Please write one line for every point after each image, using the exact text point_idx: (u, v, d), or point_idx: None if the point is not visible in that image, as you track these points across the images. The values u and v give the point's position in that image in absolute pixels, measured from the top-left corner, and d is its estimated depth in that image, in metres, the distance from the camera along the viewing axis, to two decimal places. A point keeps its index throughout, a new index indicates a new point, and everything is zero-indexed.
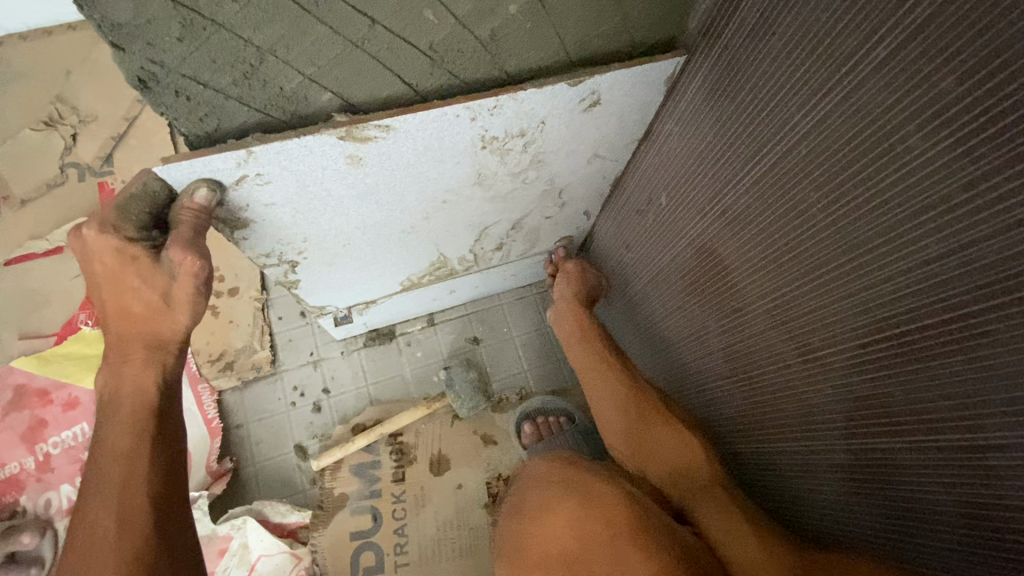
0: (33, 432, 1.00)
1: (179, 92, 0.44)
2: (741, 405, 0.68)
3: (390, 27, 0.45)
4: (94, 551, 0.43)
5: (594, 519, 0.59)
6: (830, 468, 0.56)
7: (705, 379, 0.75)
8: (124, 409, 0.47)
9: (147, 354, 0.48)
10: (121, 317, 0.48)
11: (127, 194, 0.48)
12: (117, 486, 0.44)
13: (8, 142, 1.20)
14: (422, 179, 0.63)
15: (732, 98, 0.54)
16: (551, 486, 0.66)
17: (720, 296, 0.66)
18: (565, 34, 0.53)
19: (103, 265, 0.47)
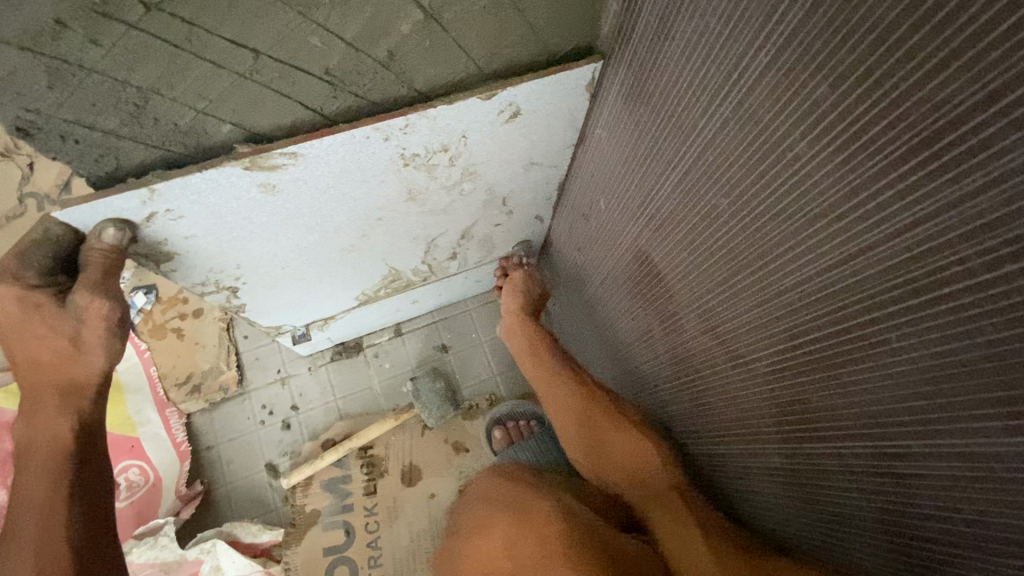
0: (3, 466, 1.01)
1: (66, 137, 0.43)
2: (687, 408, 0.68)
3: (277, 57, 0.44)
4: None
5: (525, 537, 0.61)
6: (767, 472, 0.56)
7: (656, 381, 0.74)
8: (37, 458, 0.47)
9: (62, 401, 0.49)
10: (31, 366, 0.48)
11: (29, 242, 0.48)
12: (33, 535, 0.45)
13: None
14: (348, 200, 0.63)
15: (645, 103, 0.53)
16: (489, 506, 0.68)
17: (659, 301, 0.65)
18: (471, 49, 0.51)
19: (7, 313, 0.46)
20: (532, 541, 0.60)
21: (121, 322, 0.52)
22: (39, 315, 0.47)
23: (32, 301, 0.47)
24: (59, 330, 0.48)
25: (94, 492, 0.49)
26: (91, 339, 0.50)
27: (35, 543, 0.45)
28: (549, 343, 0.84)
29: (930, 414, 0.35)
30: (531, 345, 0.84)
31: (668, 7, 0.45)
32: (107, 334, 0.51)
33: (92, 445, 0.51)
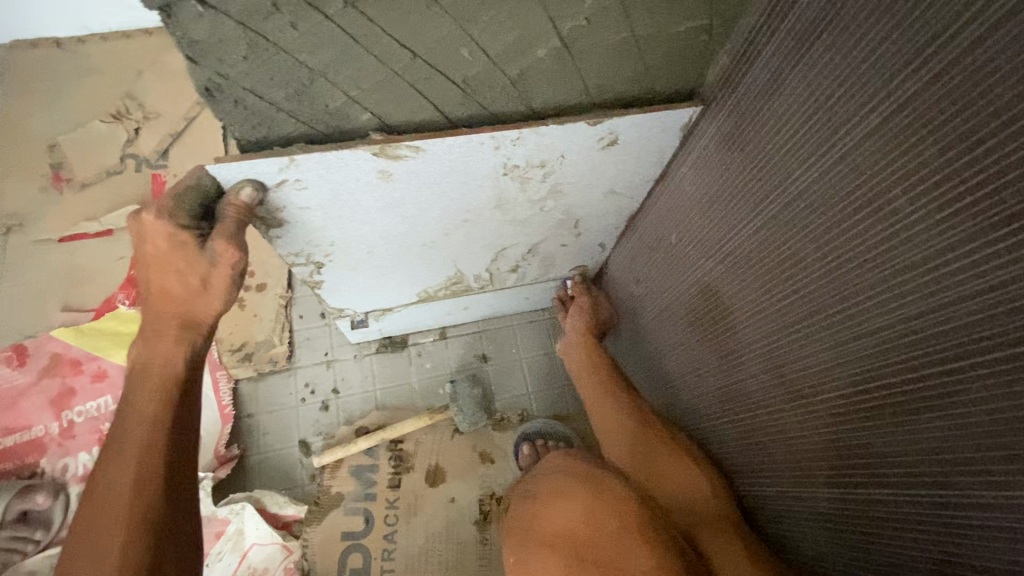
0: (61, 399, 1.07)
1: (237, 102, 0.49)
2: (734, 445, 0.70)
3: (430, 61, 0.50)
4: (113, 502, 0.49)
5: (604, 512, 0.66)
6: (814, 514, 0.57)
7: (702, 416, 0.76)
8: (152, 379, 0.54)
9: (181, 331, 0.57)
10: (162, 296, 0.56)
11: (182, 188, 0.55)
12: (139, 446, 0.51)
13: (77, 131, 1.30)
14: (444, 199, 0.68)
15: (737, 149, 0.57)
16: (569, 476, 0.73)
17: (720, 337, 0.68)
18: (588, 78, 0.57)
19: (154, 244, 0.54)
20: (610, 529, 0.64)
21: (238, 275, 0.59)
22: (180, 252, 0.54)
23: (175, 236, 0.54)
24: (192, 267, 0.55)
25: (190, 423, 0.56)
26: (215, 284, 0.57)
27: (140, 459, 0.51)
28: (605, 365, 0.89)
29: (1001, 466, 0.37)
30: (589, 364, 0.90)
31: (781, 65, 0.49)
32: (228, 281, 0.58)
33: (193, 377, 0.58)
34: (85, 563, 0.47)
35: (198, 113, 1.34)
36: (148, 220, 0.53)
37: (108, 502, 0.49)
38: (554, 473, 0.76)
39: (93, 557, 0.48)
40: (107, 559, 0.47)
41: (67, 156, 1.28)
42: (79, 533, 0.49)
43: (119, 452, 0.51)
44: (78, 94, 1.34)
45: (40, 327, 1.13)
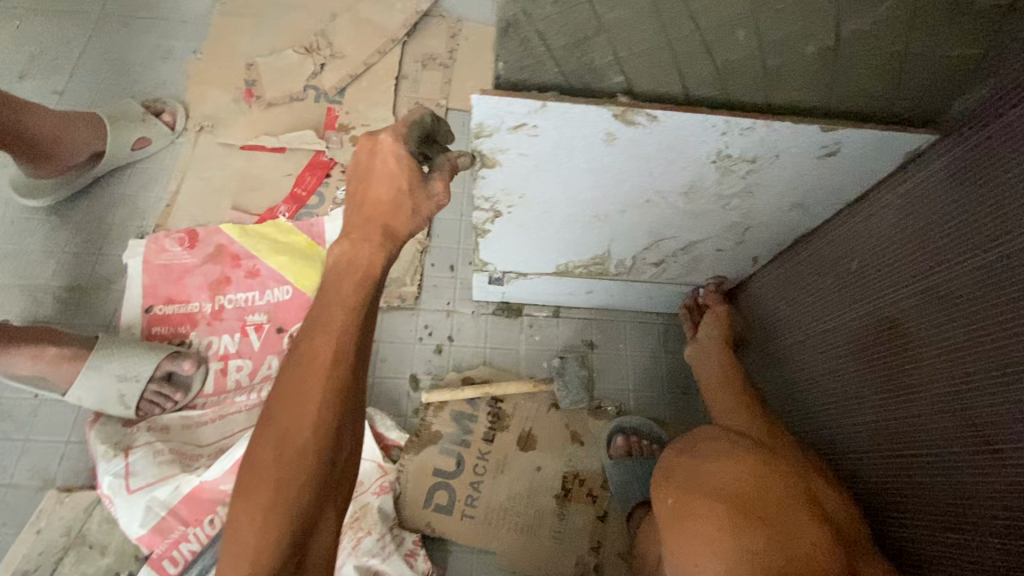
0: (218, 284, 1.19)
1: (522, 41, 0.54)
2: (883, 472, 0.72)
3: (706, 38, 0.54)
4: (315, 364, 0.58)
5: (775, 483, 0.69)
6: (983, 549, 0.59)
7: (845, 441, 0.78)
8: (354, 271, 0.62)
9: (383, 237, 0.64)
10: (374, 207, 0.64)
11: (411, 121, 0.67)
12: (340, 325, 0.60)
13: (273, 56, 1.44)
14: (644, 173, 0.70)
15: (982, 196, 0.61)
16: (735, 443, 0.75)
17: (896, 367, 0.70)
18: (836, 84, 0.58)
19: (382, 161, 0.65)
20: (779, 501, 0.68)
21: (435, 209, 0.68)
22: (399, 171, 0.64)
23: (400, 158, 0.64)
24: (408, 188, 0.65)
25: (371, 320, 0.64)
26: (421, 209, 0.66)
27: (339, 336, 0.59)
28: (737, 375, 0.90)
29: None
30: (721, 372, 0.92)
31: None
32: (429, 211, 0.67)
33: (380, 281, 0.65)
34: (291, 411, 0.56)
35: (376, 61, 1.45)
36: (386, 139, 0.64)
37: (312, 368, 0.58)
38: (717, 437, 0.77)
39: (298, 408, 0.56)
40: (305, 409, 0.56)
41: (260, 76, 1.42)
42: (282, 385, 0.58)
43: (324, 330, 0.59)
44: (279, 25, 1.48)
45: (212, 219, 1.26)
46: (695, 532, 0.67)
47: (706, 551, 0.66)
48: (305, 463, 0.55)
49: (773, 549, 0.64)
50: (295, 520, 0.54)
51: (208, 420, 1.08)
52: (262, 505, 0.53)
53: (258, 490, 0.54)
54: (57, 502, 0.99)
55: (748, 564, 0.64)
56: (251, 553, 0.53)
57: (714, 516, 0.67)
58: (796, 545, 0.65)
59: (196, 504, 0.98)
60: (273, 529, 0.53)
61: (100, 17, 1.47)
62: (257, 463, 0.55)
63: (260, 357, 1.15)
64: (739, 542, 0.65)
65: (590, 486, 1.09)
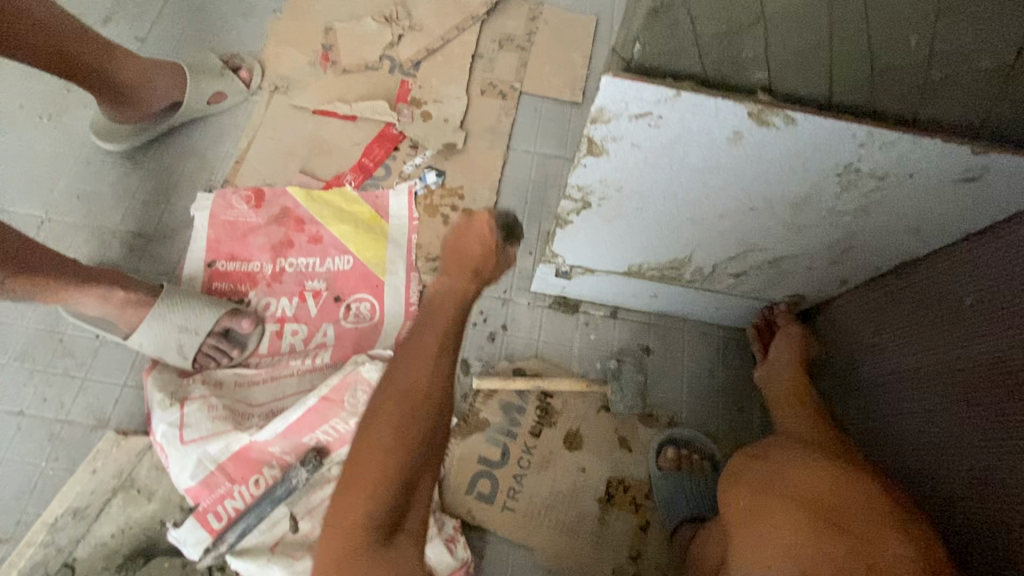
0: (280, 247, 1.19)
1: (670, 25, 0.51)
2: (986, 521, 0.67)
3: (873, 37, 0.50)
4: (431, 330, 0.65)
5: (854, 491, 0.66)
6: None
7: (939, 483, 0.74)
8: (468, 259, 0.72)
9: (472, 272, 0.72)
10: (464, 255, 0.72)
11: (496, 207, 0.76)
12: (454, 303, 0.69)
13: (351, 22, 1.43)
14: (759, 178, 0.66)
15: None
16: (811, 451, 0.74)
17: (1011, 411, 0.66)
18: (997, 103, 0.54)
19: (469, 228, 0.73)
20: (860, 510, 0.65)
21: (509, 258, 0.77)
22: (484, 235, 0.73)
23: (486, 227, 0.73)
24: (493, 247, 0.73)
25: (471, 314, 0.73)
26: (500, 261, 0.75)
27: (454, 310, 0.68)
28: (815, 402, 0.86)
29: None
30: (795, 397, 0.88)
31: None
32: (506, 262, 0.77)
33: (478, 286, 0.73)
34: (412, 362, 0.62)
35: (454, 37, 1.42)
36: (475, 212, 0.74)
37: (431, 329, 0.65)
38: (792, 446, 0.76)
39: (417, 360, 0.62)
40: (424, 367, 0.62)
41: (337, 41, 1.40)
42: (402, 348, 0.64)
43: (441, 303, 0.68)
44: None
45: (279, 180, 1.26)
46: (766, 531, 0.67)
47: (779, 550, 0.65)
48: (421, 414, 0.60)
49: (853, 558, 0.61)
50: (409, 461, 0.58)
51: (260, 380, 1.08)
52: (385, 439, 0.58)
53: (384, 426, 0.58)
54: (113, 445, 1.01)
55: (822, 567, 0.62)
56: (369, 486, 0.56)
57: (788, 517, 0.66)
58: (879, 558, 0.61)
59: (243, 462, 0.98)
60: (395, 463, 0.57)
61: None
62: (382, 403, 0.60)
63: (315, 324, 1.14)
64: (814, 546, 0.63)
65: (634, 494, 1.06)
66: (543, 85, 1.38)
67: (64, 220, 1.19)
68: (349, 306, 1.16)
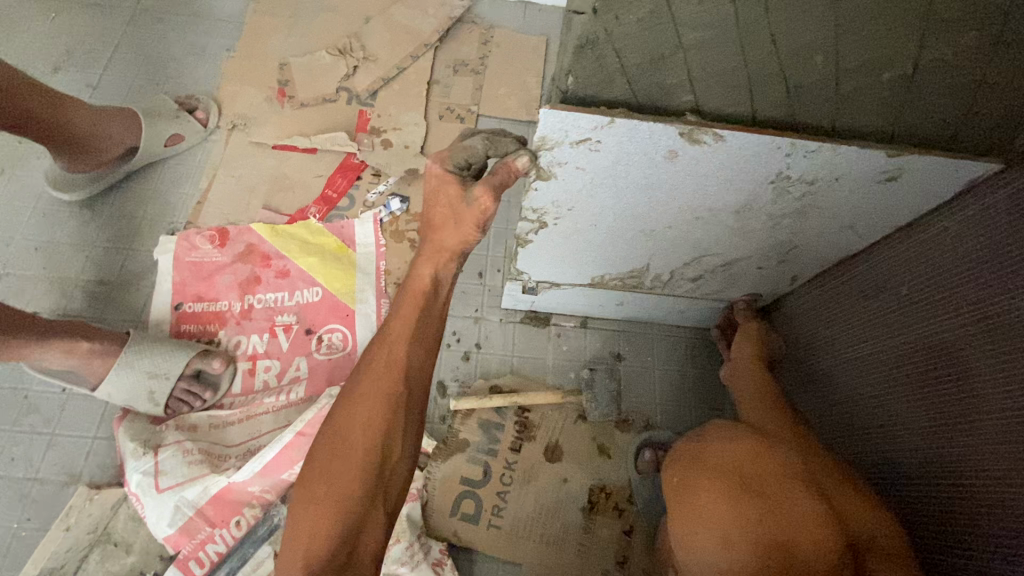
0: (247, 284, 1.19)
1: (598, 57, 0.54)
2: (928, 496, 0.72)
3: (783, 61, 0.54)
4: (393, 342, 0.69)
5: (771, 461, 0.69)
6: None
7: (887, 463, 0.78)
8: (435, 255, 0.74)
9: (440, 253, 0.74)
10: (431, 229, 0.74)
11: (458, 146, 0.72)
12: (416, 308, 0.71)
13: (305, 57, 1.44)
14: (699, 190, 0.70)
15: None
16: (735, 427, 0.75)
17: (945, 391, 0.71)
18: (904, 110, 0.59)
19: (434, 183, 0.72)
20: (776, 478, 0.67)
21: (486, 219, 0.71)
22: (447, 189, 0.71)
23: (448, 176, 0.71)
24: (458, 203, 0.70)
25: (442, 310, 0.74)
26: (466, 220, 0.70)
27: (417, 316, 0.71)
28: (775, 392, 0.88)
29: None
30: (757, 388, 0.91)
31: None
32: (476, 221, 0.71)
33: (439, 285, 0.74)
34: (346, 416, 0.64)
35: (409, 64, 1.45)
36: (434, 162, 0.72)
37: (368, 379, 0.66)
38: (719, 424, 0.77)
39: (351, 413, 0.64)
40: (382, 378, 0.66)
41: (293, 76, 1.42)
42: (368, 363, 0.68)
43: (383, 341, 0.69)
44: (312, 26, 1.49)
45: (243, 218, 1.26)
46: (695, 506, 0.68)
47: (707, 525, 0.66)
48: (379, 422, 0.63)
49: (768, 522, 0.64)
50: (362, 471, 0.61)
51: (236, 420, 1.08)
52: (322, 486, 0.60)
53: (319, 474, 0.61)
54: (87, 500, 0.98)
55: (745, 535, 0.64)
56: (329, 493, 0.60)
57: (714, 491, 0.67)
58: (789, 518, 0.64)
59: (223, 505, 0.97)
60: (329, 508, 0.59)
61: (135, 12, 1.47)
62: (320, 454, 0.62)
63: (288, 359, 1.14)
64: (736, 516, 0.65)
65: (616, 500, 1.08)
66: (499, 106, 1.42)
67: (22, 273, 1.17)
68: (321, 337, 1.16)
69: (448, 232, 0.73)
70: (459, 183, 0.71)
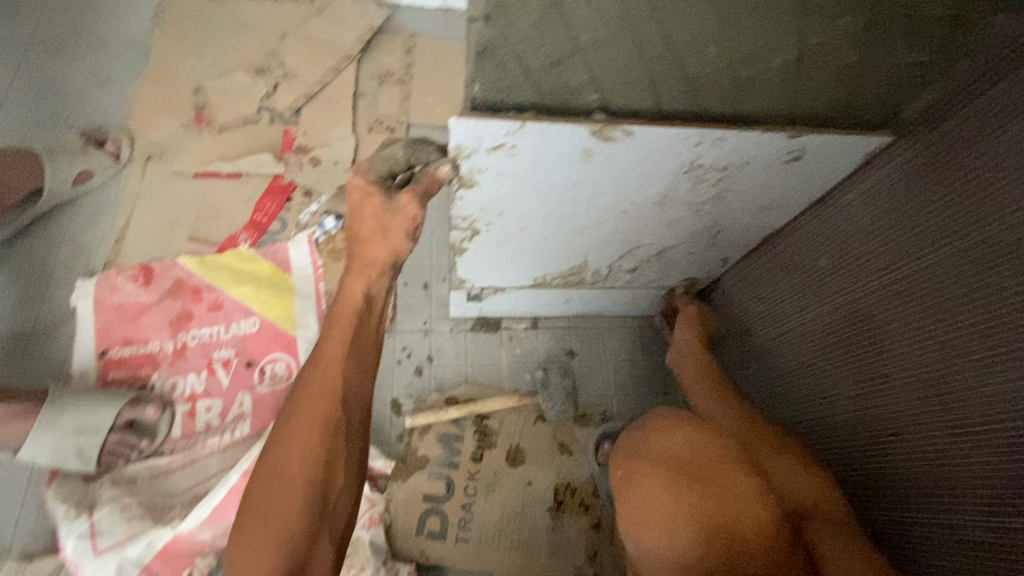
0: (179, 322, 1.13)
1: (498, 64, 0.54)
2: (860, 456, 0.76)
3: (680, 54, 0.55)
4: (327, 364, 0.66)
5: (707, 444, 0.70)
6: (948, 516, 0.64)
7: (822, 427, 0.83)
8: (364, 270, 0.72)
9: (370, 268, 0.72)
10: (357, 244, 0.73)
11: (376, 157, 0.71)
12: (348, 326, 0.69)
13: (221, 78, 1.39)
14: (620, 185, 0.71)
15: (932, 194, 0.66)
16: (673, 412, 0.76)
17: (865, 356, 0.75)
18: (798, 93, 0.62)
19: (357, 196, 0.71)
20: (711, 461, 0.68)
21: (415, 228, 0.72)
22: (371, 201, 0.70)
23: (370, 188, 0.70)
24: (384, 214, 0.70)
25: (378, 323, 0.73)
26: (394, 230, 0.70)
27: (350, 334, 0.68)
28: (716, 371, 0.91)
29: None
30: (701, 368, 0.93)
31: (996, 116, 0.59)
32: (405, 230, 0.71)
33: (371, 300, 0.72)
34: (281, 447, 0.62)
35: (332, 78, 1.41)
36: (353, 176, 0.70)
37: (302, 404, 0.63)
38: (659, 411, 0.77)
39: (286, 443, 0.62)
40: (314, 406, 0.63)
41: (209, 99, 1.36)
42: (299, 392, 0.65)
43: (316, 365, 0.66)
44: (226, 46, 1.43)
45: (168, 252, 1.20)
46: (640, 497, 0.68)
47: (652, 515, 0.67)
48: (312, 457, 0.60)
49: (708, 504, 0.65)
50: (301, 510, 0.58)
51: (179, 466, 1.02)
52: (258, 529, 0.57)
53: (255, 516, 0.58)
54: (18, 573, 0.91)
55: (687, 522, 0.65)
56: (267, 536, 0.57)
57: (657, 480, 0.68)
58: (727, 499, 0.66)
59: (171, 559, 0.91)
60: (269, 551, 0.56)
61: (27, 43, 1.37)
62: (253, 496, 0.59)
63: (230, 395, 1.09)
64: (677, 502, 0.66)
65: (582, 496, 1.08)
66: (430, 115, 1.40)
67: None
68: (264, 369, 1.12)
69: (376, 244, 0.71)
70: (382, 193, 0.70)
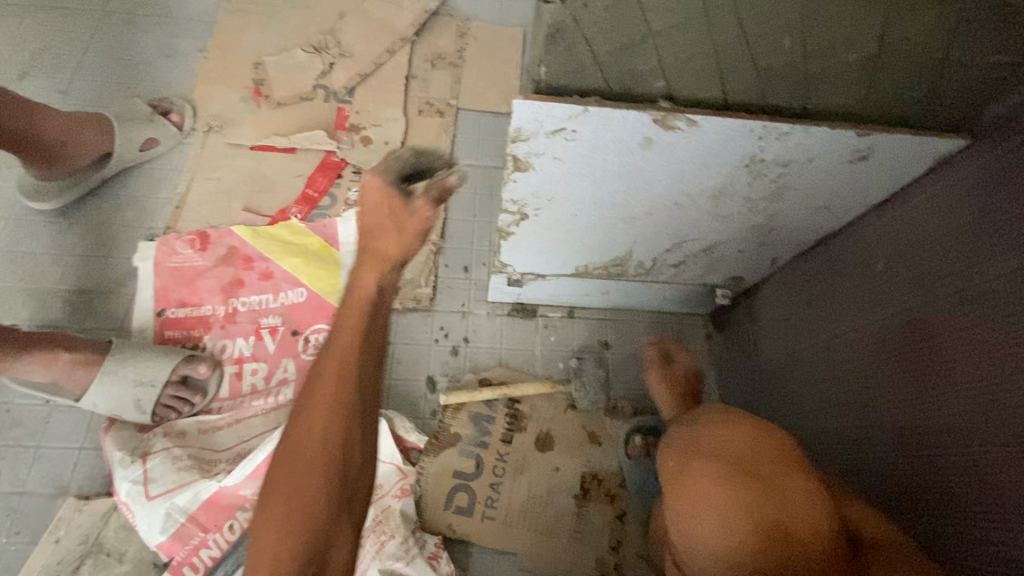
0: (231, 287, 1.18)
1: (568, 46, 0.54)
2: (907, 467, 0.74)
3: (751, 43, 0.55)
4: (340, 350, 0.63)
5: (769, 443, 0.69)
6: (999, 534, 0.62)
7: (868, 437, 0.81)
8: (376, 252, 0.68)
9: (381, 252, 0.68)
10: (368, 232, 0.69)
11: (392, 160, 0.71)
12: (358, 310, 0.65)
13: (281, 55, 1.42)
14: (677, 175, 0.70)
15: (1006, 199, 0.63)
16: (731, 412, 0.75)
17: (917, 365, 0.73)
18: (872, 89, 0.60)
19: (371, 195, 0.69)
20: (773, 460, 0.68)
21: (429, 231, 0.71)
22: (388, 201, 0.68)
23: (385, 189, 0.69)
24: (399, 214, 0.68)
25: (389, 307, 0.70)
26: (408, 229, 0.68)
27: (363, 319, 0.65)
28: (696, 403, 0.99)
29: None
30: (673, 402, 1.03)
31: None
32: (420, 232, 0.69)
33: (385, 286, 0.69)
34: (296, 433, 0.60)
35: (386, 59, 1.44)
36: (368, 175, 0.69)
37: (317, 391, 0.61)
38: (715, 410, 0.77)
39: (302, 429, 0.60)
40: (329, 393, 0.61)
41: (268, 75, 1.40)
42: (313, 376, 0.63)
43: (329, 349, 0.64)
44: (287, 23, 1.47)
45: (224, 220, 1.25)
46: (694, 493, 0.67)
47: (705, 511, 0.66)
48: (330, 445, 0.60)
49: (768, 504, 0.64)
50: (317, 497, 0.58)
51: (225, 424, 1.07)
52: (277, 513, 0.58)
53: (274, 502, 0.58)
54: (75, 510, 0.98)
55: (745, 519, 0.64)
56: (285, 522, 0.57)
57: (712, 475, 0.67)
58: (790, 501, 0.65)
59: (215, 510, 0.97)
60: (289, 536, 0.57)
61: (103, 14, 1.44)
62: (270, 480, 0.59)
63: (275, 361, 1.14)
64: (735, 498, 0.65)
65: (608, 486, 1.09)
66: (479, 99, 1.41)
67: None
68: (308, 338, 1.16)
69: (389, 236, 0.69)
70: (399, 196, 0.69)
